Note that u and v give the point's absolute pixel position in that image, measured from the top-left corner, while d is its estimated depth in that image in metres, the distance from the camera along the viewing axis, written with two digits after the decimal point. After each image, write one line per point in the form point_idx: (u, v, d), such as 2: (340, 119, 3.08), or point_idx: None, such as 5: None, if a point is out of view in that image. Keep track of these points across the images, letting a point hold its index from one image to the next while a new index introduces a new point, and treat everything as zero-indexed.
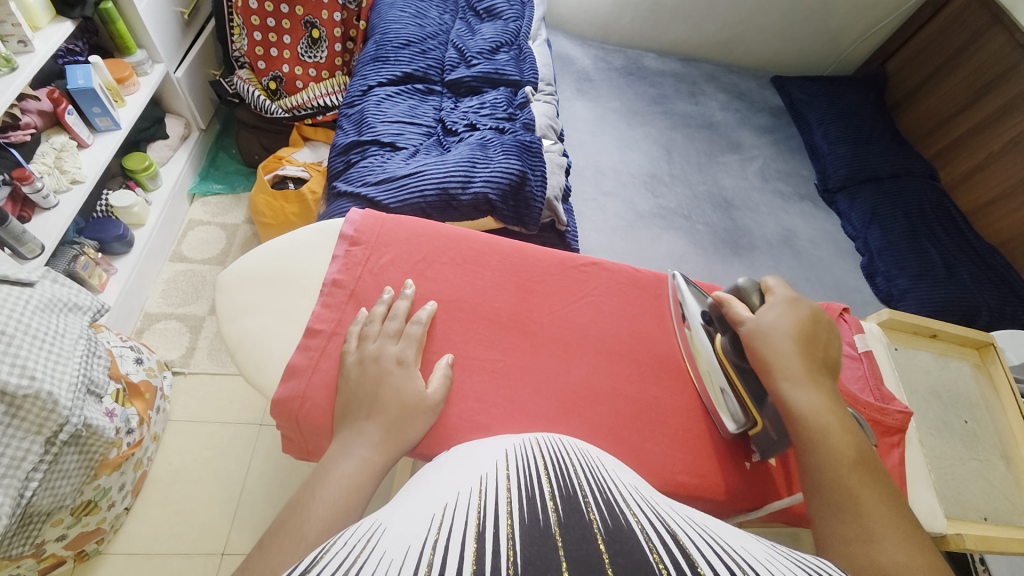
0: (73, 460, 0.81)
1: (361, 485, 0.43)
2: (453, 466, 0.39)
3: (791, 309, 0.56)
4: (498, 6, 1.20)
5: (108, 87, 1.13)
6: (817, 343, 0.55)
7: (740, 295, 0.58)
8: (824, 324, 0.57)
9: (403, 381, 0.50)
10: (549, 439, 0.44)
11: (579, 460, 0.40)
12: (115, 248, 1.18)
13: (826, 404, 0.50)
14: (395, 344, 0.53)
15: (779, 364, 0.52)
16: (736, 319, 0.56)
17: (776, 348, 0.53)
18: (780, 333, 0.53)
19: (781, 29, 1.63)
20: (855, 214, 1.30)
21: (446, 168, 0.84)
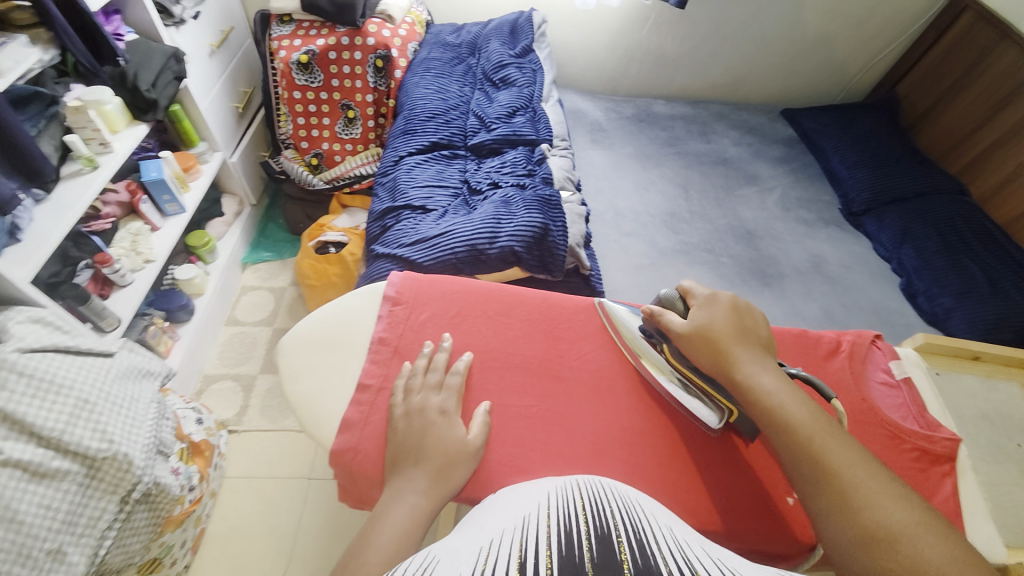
0: (143, 516, 0.87)
1: (412, 530, 0.47)
2: (500, 506, 0.42)
3: (711, 306, 0.60)
4: (512, 75, 1.31)
5: (176, 176, 1.28)
6: (743, 328, 0.58)
7: (664, 303, 0.63)
8: (747, 308, 0.61)
9: (445, 429, 0.54)
10: (589, 481, 0.46)
11: (616, 499, 0.42)
12: (179, 316, 1.30)
13: (763, 377, 0.54)
14: (437, 395, 0.57)
15: (717, 361, 0.56)
16: (666, 326, 0.60)
17: (706, 346, 0.57)
18: (706, 328, 0.58)
19: (785, 66, 1.69)
20: (885, 235, 1.29)
21: (474, 226, 0.91)
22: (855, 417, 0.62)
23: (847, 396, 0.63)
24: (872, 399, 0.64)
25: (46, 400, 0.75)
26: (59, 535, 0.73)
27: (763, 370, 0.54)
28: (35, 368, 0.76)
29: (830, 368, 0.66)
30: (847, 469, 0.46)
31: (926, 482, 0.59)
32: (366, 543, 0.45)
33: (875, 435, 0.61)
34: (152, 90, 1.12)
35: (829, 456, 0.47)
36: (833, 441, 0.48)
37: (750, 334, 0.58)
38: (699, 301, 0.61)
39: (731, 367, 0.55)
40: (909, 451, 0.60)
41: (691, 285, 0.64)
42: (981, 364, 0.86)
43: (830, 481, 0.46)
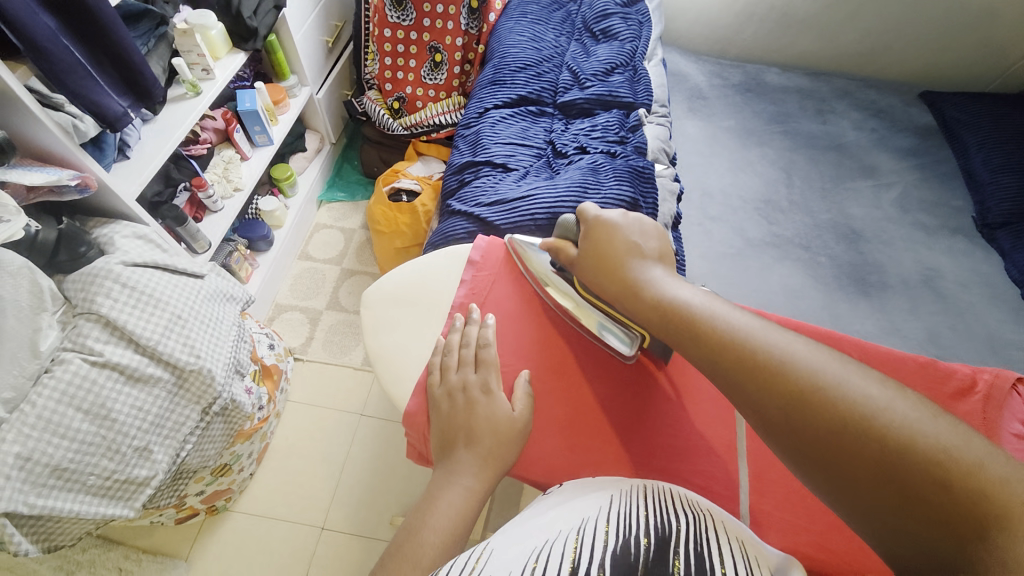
0: (219, 427, 0.95)
1: (467, 514, 0.46)
2: (567, 497, 0.42)
3: (593, 237, 0.58)
4: (615, 27, 1.20)
5: (266, 107, 1.30)
6: (627, 241, 0.57)
7: (561, 235, 0.62)
8: (637, 221, 0.59)
9: (490, 405, 0.53)
10: (656, 489, 0.44)
11: (694, 518, 0.40)
12: (259, 246, 1.37)
13: (652, 283, 0.53)
14: (475, 373, 0.55)
15: (602, 273, 0.56)
16: (563, 256, 0.61)
17: (592, 265, 0.57)
18: (595, 246, 0.58)
19: (935, 39, 1.43)
20: (1022, 256, 1.10)
21: (557, 193, 0.85)
22: None
23: None
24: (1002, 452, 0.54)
25: (144, 311, 0.81)
26: (146, 435, 0.80)
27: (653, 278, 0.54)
28: (136, 282, 0.82)
29: (954, 410, 0.57)
30: (739, 328, 0.46)
31: None
32: (420, 522, 0.45)
33: None
34: (253, 18, 1.12)
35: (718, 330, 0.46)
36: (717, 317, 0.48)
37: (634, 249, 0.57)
38: (586, 229, 0.59)
39: (615, 279, 0.55)
40: None
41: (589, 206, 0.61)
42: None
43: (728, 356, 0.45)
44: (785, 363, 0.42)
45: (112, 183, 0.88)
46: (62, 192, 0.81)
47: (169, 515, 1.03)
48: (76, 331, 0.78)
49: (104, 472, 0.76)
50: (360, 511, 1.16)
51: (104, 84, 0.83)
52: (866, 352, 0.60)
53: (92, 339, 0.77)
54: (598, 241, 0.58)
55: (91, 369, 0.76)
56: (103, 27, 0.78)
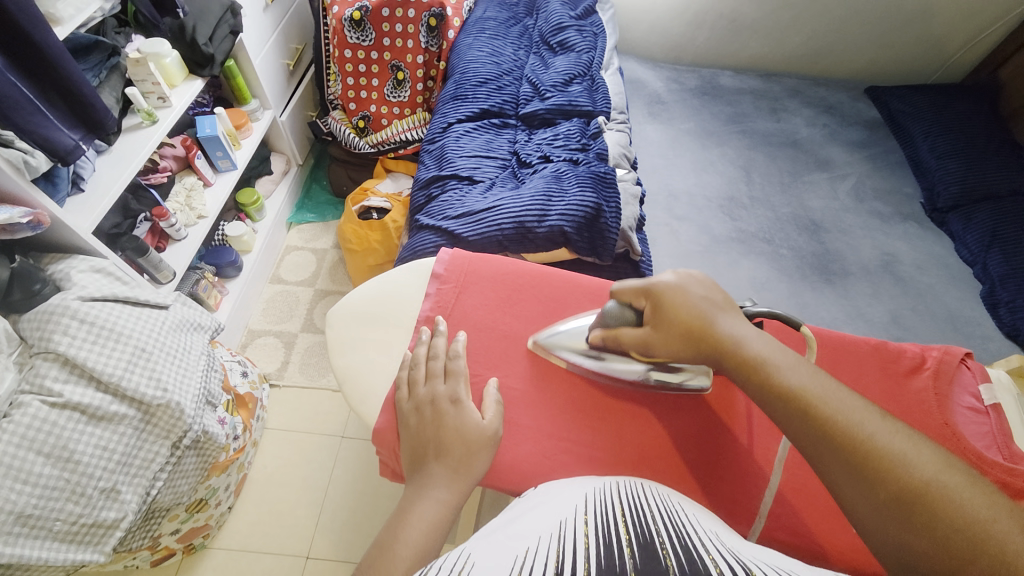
0: (191, 461, 0.92)
1: (440, 525, 0.46)
2: (541, 501, 0.43)
3: (660, 318, 0.52)
4: (570, 39, 1.23)
5: (227, 133, 1.29)
6: (704, 301, 0.51)
7: (610, 320, 0.55)
8: (698, 278, 0.54)
9: (459, 416, 0.53)
10: (628, 485, 0.46)
11: (657, 505, 0.42)
12: (228, 272, 1.35)
13: (740, 333, 0.49)
14: (445, 384, 0.55)
15: (689, 345, 0.50)
16: (625, 341, 0.53)
17: (676, 339, 0.50)
18: (670, 320, 0.51)
19: (875, 38, 1.51)
20: (971, 237, 1.16)
21: (523, 202, 0.86)
22: None
23: (922, 418, 0.57)
24: (955, 424, 0.57)
25: (106, 347, 0.79)
26: (112, 475, 0.77)
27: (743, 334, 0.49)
28: (95, 317, 0.80)
29: (908, 386, 0.59)
30: (811, 384, 0.43)
31: None
32: (393, 536, 0.45)
33: None
34: (209, 44, 1.11)
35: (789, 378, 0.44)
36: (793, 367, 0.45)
37: (720, 302, 0.52)
38: (646, 295, 0.53)
39: (709, 345, 0.49)
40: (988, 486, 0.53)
41: (625, 285, 0.56)
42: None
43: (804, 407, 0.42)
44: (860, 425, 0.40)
45: (67, 219, 0.86)
46: (15, 230, 0.78)
47: (143, 558, 0.99)
48: (33, 372, 0.75)
49: (69, 517, 0.73)
50: (346, 535, 1.13)
51: (54, 119, 0.81)
52: (824, 338, 0.62)
53: (50, 379, 0.74)
54: (671, 319, 0.51)
55: (50, 411, 0.73)
56: (49, 62, 0.77)
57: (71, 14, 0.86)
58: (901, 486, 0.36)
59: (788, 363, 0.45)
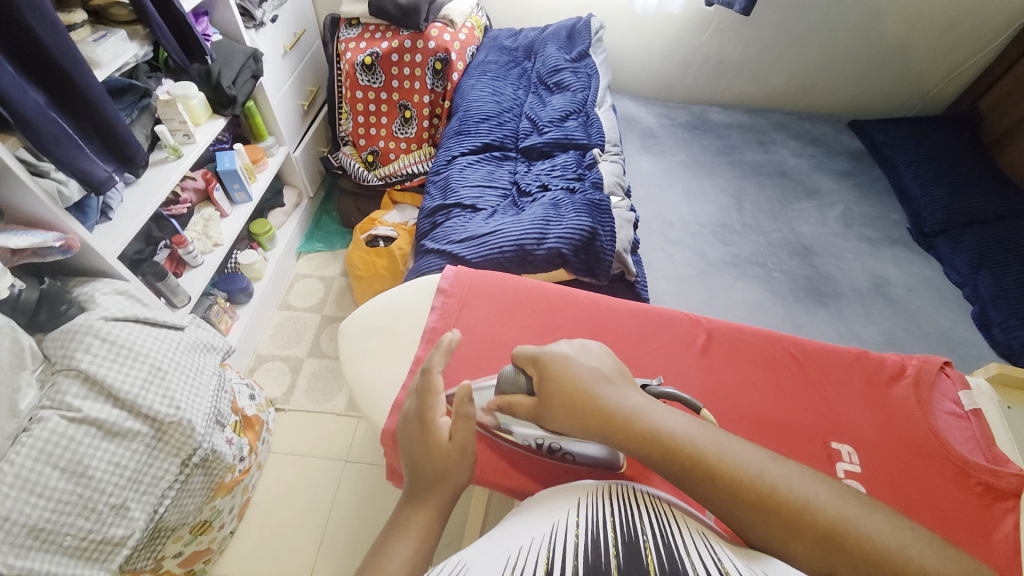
0: (199, 480, 0.94)
1: (427, 534, 0.46)
2: (541, 502, 0.46)
3: (548, 383, 0.52)
4: (566, 80, 1.32)
5: (245, 167, 1.37)
6: (590, 373, 0.52)
7: (506, 385, 0.56)
8: (582, 347, 0.55)
9: (426, 437, 0.51)
10: (620, 490, 0.47)
11: (645, 511, 0.43)
12: (239, 298, 1.40)
13: (628, 403, 0.49)
14: (415, 403, 0.54)
15: (575, 420, 0.49)
16: (520, 410, 0.54)
17: (564, 411, 0.50)
18: (556, 389, 0.51)
19: (854, 75, 1.60)
20: (958, 259, 1.20)
21: (522, 226, 0.91)
22: (915, 450, 0.58)
23: (908, 425, 0.60)
24: (939, 430, 0.60)
25: (124, 365, 0.82)
26: (123, 491, 0.79)
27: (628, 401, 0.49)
28: (116, 336, 0.84)
29: (891, 394, 0.62)
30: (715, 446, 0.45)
31: (989, 521, 0.54)
32: (388, 542, 0.45)
33: (934, 466, 0.57)
34: (232, 87, 1.20)
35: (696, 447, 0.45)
36: (692, 432, 0.46)
37: (603, 373, 0.52)
38: (535, 364, 0.54)
39: (595, 421, 0.48)
40: (974, 488, 0.56)
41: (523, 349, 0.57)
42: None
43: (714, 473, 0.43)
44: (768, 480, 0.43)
45: (95, 244, 0.91)
46: (45, 254, 0.84)
47: None
48: (54, 389, 0.78)
49: (79, 532, 0.75)
50: (348, 561, 1.12)
51: (91, 153, 0.88)
52: (809, 349, 0.65)
53: (71, 396, 0.78)
54: (555, 385, 0.51)
55: (69, 426, 0.76)
56: (89, 102, 0.84)
57: (111, 58, 0.95)
58: (820, 530, 0.40)
59: (688, 426, 0.46)
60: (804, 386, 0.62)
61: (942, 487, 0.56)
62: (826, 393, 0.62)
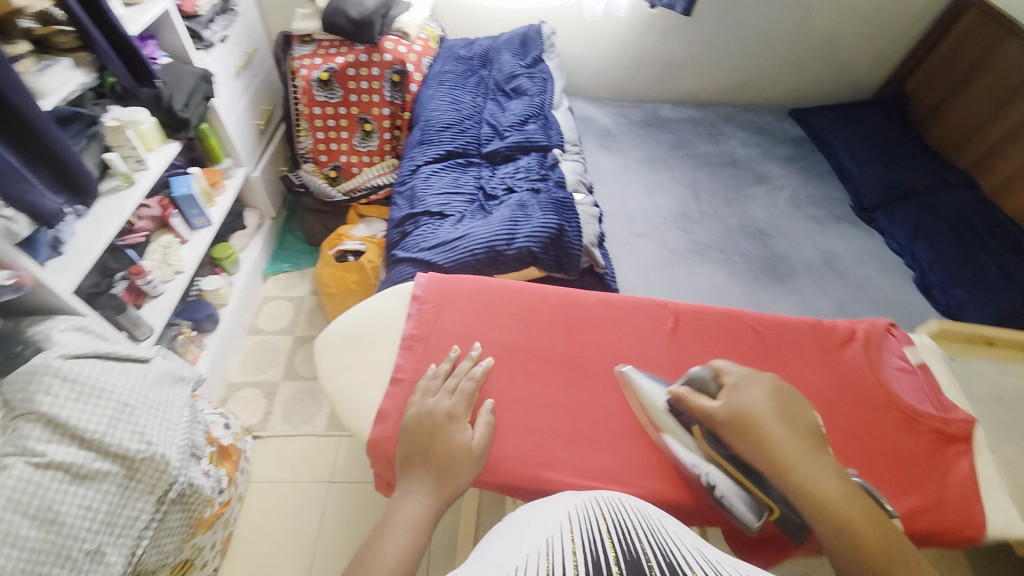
0: (177, 517, 0.90)
1: (421, 527, 0.49)
2: (523, 526, 0.42)
3: (734, 398, 0.55)
4: (522, 85, 1.36)
5: (203, 191, 1.34)
6: (777, 407, 0.54)
7: (694, 383, 0.59)
8: (784, 388, 0.57)
9: (447, 435, 0.55)
10: (609, 503, 0.46)
11: (639, 519, 0.42)
12: (205, 326, 1.35)
13: (783, 440, 0.51)
14: (449, 399, 0.58)
15: (746, 438, 0.52)
16: (695, 406, 0.56)
17: (736, 428, 0.53)
18: (745, 409, 0.54)
19: (791, 67, 1.71)
20: (897, 230, 1.30)
21: (491, 229, 0.93)
22: (869, 403, 0.63)
23: (864, 384, 0.64)
24: (890, 385, 0.64)
25: (88, 404, 0.79)
26: (97, 536, 0.75)
27: (795, 444, 0.51)
28: (78, 374, 0.80)
29: (845, 356, 0.67)
30: (831, 495, 0.48)
31: (943, 463, 0.59)
32: (380, 535, 0.48)
33: (890, 418, 0.62)
34: (184, 110, 1.18)
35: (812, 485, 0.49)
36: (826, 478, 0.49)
37: (800, 421, 0.53)
38: (732, 382, 0.57)
39: (760, 442, 0.52)
40: (927, 434, 0.61)
41: (722, 363, 0.60)
42: (995, 350, 0.75)
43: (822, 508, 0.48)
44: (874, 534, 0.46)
45: (47, 280, 0.87)
46: None
47: None
48: (15, 435, 0.74)
49: None
50: None
51: (38, 184, 0.84)
52: (768, 321, 0.69)
53: (34, 440, 0.73)
54: (748, 404, 0.54)
55: (34, 472, 0.72)
56: (37, 131, 0.81)
57: (56, 87, 0.92)
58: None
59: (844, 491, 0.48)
60: (767, 357, 0.66)
61: (899, 437, 0.61)
62: (787, 360, 0.66)
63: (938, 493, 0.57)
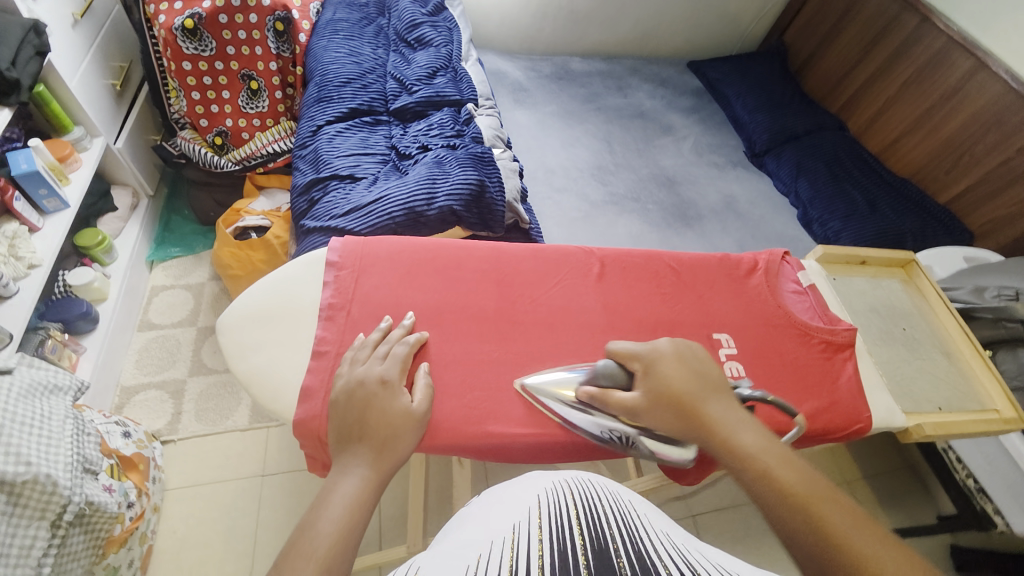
0: (80, 540, 0.80)
1: (364, 500, 0.46)
2: (490, 507, 0.40)
3: (649, 382, 0.55)
4: (426, 35, 1.27)
5: (51, 167, 1.11)
6: (697, 377, 0.54)
7: (603, 378, 0.57)
8: (690, 353, 0.57)
9: (382, 405, 0.53)
10: (578, 480, 0.44)
11: (609, 501, 0.40)
12: (81, 326, 1.16)
13: (713, 406, 0.52)
14: (381, 364, 0.56)
15: (670, 412, 0.52)
16: (614, 403, 0.55)
17: (660, 408, 0.53)
18: (659, 389, 0.54)
19: (687, 19, 1.77)
20: (784, 171, 1.43)
21: (409, 189, 0.88)
22: (771, 323, 0.70)
23: (766, 307, 0.71)
24: (787, 306, 0.72)
25: None
26: None
27: (725, 413, 0.51)
28: None
29: (750, 284, 0.73)
30: (750, 445, 0.48)
31: (833, 369, 0.68)
32: (315, 516, 0.44)
33: (789, 334, 0.70)
34: (12, 69, 0.95)
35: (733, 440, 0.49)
36: (744, 433, 0.49)
37: (711, 382, 0.54)
38: (640, 362, 0.56)
39: (682, 409, 0.52)
40: (818, 345, 0.69)
41: (618, 346, 0.59)
42: (868, 268, 0.86)
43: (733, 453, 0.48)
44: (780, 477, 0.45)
45: None
46: None
47: None
48: None
49: None
50: None
51: None
52: (684, 260, 0.74)
53: None
54: (660, 384, 0.54)
55: None
56: None
57: None
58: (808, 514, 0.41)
59: (759, 442, 0.48)
60: (684, 291, 0.71)
61: (796, 349, 0.69)
62: (702, 292, 0.71)
63: (832, 395, 0.66)
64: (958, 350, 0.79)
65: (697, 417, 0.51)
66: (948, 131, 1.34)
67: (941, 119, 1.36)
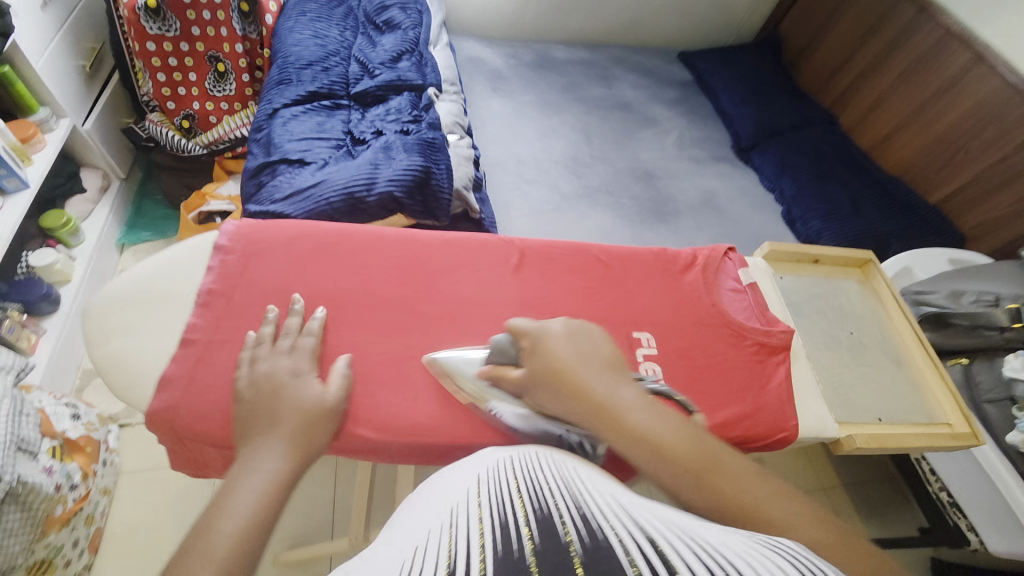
0: (16, 517, 0.78)
1: (272, 496, 0.43)
2: (429, 498, 0.36)
3: (539, 358, 0.51)
4: (395, 18, 1.23)
5: (12, 147, 1.10)
6: (585, 354, 0.50)
7: (496, 353, 0.55)
8: (583, 331, 0.53)
9: (281, 396, 0.51)
10: (520, 456, 0.40)
11: (553, 474, 0.36)
12: (42, 308, 1.15)
13: (603, 383, 0.48)
14: (288, 358, 0.55)
15: (554, 389, 0.48)
16: (507, 378, 0.52)
17: (547, 383, 0.49)
18: (548, 361, 0.50)
19: (678, 9, 1.71)
20: (768, 167, 1.38)
21: (350, 174, 0.85)
22: (704, 323, 0.66)
23: (698, 305, 0.68)
24: (722, 304, 0.68)
25: None
26: None
27: (613, 387, 0.47)
28: None
29: (685, 281, 0.69)
30: (641, 421, 0.44)
31: (765, 373, 0.64)
32: (215, 516, 0.41)
33: (721, 335, 0.66)
34: None
35: (623, 417, 0.45)
36: (636, 411, 0.45)
37: (601, 360, 0.50)
38: (529, 339, 0.53)
39: (567, 387, 0.48)
40: (751, 347, 0.66)
41: (516, 324, 0.56)
42: (823, 267, 0.82)
43: (624, 428, 0.44)
44: (672, 452, 0.42)
45: None
46: None
47: None
48: None
49: None
50: None
51: None
52: (614, 252, 0.70)
53: None
54: (549, 360, 0.50)
55: None
56: None
57: None
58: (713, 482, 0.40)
59: (655, 417, 0.45)
60: (609, 285, 0.68)
61: (727, 350, 0.65)
62: (630, 288, 0.68)
63: (759, 400, 0.62)
64: (909, 357, 0.75)
65: (585, 396, 0.47)
66: (941, 127, 1.27)
67: (932, 115, 1.29)
